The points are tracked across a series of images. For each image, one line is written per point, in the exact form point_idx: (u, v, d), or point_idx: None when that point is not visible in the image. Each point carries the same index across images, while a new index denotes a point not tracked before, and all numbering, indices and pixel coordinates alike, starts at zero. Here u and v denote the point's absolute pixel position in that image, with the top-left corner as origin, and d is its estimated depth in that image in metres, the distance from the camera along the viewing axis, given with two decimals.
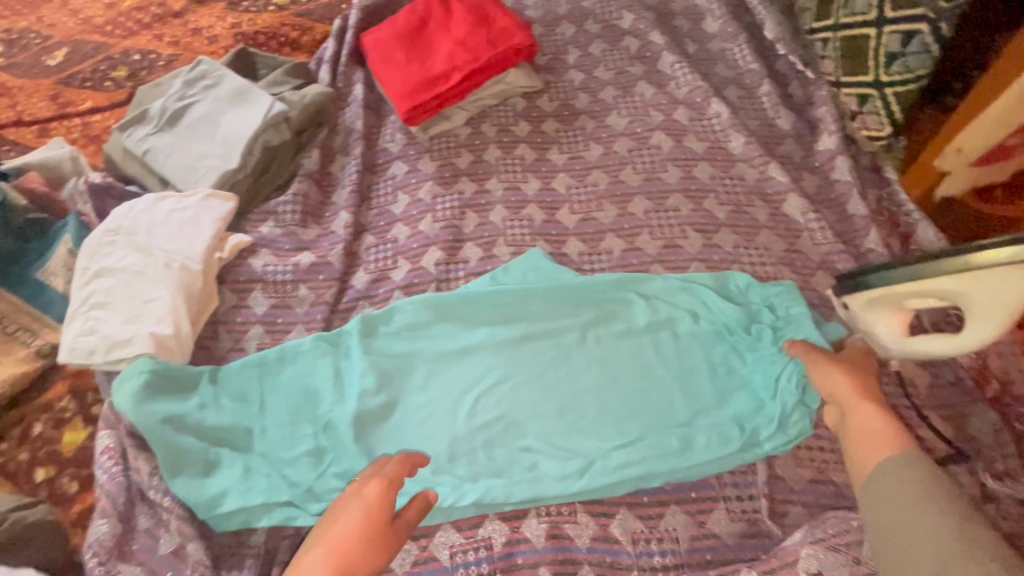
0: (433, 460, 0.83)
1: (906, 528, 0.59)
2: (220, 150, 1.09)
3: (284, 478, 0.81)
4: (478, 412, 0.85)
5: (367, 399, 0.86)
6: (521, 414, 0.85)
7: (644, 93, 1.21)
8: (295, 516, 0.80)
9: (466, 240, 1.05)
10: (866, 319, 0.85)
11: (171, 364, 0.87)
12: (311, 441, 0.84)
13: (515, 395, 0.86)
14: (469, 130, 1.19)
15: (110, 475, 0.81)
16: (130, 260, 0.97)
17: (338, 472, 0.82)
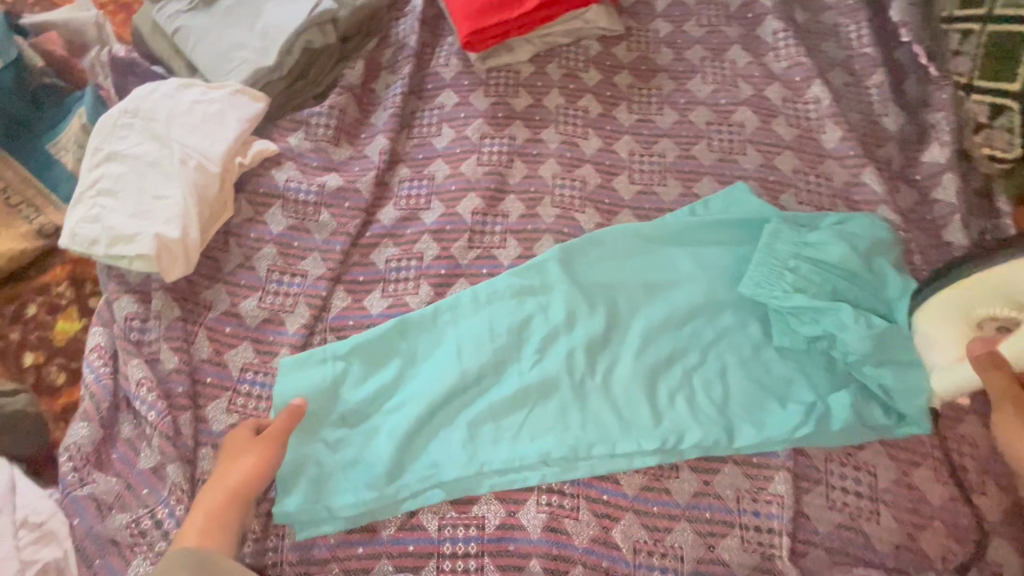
0: (460, 419, 0.79)
1: None
2: (257, 43, 0.98)
3: (330, 401, 0.78)
4: (551, 385, 0.80)
5: (436, 348, 0.83)
6: (565, 393, 0.79)
7: (737, 60, 1.06)
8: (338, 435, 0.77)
9: (509, 191, 0.95)
10: (932, 326, 0.73)
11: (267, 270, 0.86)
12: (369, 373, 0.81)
13: (568, 372, 0.80)
14: (532, 68, 1.06)
15: (98, 375, 0.78)
16: (145, 148, 0.89)
17: (376, 407, 0.79)
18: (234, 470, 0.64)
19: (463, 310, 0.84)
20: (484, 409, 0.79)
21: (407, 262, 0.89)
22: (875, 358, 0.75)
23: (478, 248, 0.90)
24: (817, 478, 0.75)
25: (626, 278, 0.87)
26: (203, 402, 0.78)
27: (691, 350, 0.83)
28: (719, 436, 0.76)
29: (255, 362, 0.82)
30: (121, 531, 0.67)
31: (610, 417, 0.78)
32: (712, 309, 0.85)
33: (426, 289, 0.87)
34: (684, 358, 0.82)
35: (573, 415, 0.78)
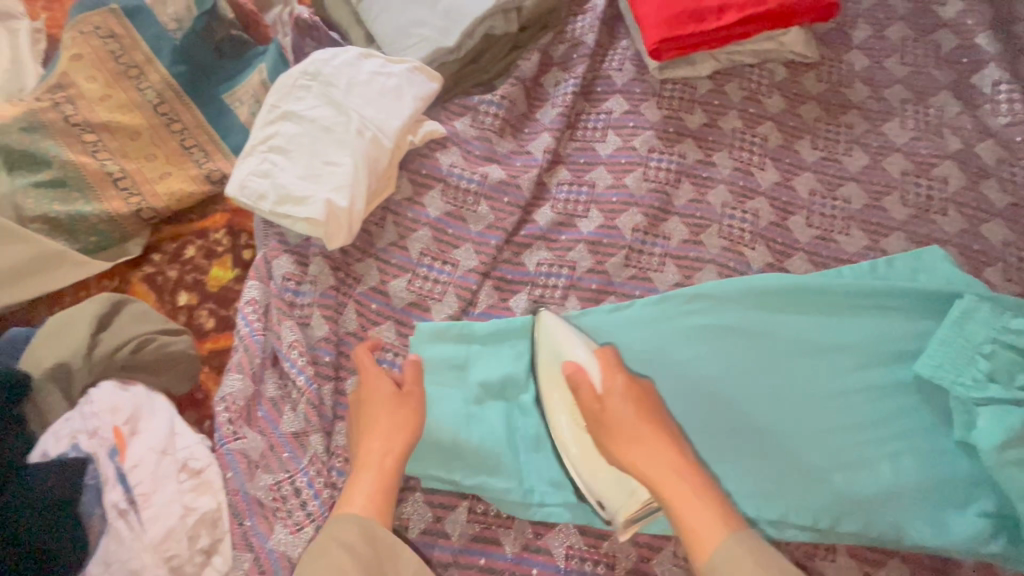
0: None
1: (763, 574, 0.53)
2: (440, 20, 0.96)
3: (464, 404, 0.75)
4: (697, 432, 0.74)
5: None
6: (711, 443, 0.74)
7: (944, 109, 0.95)
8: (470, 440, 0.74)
9: (673, 212, 0.89)
10: (549, 382, 0.75)
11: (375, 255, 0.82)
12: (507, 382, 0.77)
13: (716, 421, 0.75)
14: (711, 85, 1.00)
15: (251, 329, 0.79)
16: (320, 112, 0.90)
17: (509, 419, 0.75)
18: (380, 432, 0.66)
19: (610, 332, 0.79)
20: None
21: (559, 270, 0.86)
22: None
23: (634, 268, 0.86)
24: None
25: (794, 329, 0.78)
26: (344, 374, 0.78)
27: (858, 423, 0.74)
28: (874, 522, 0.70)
29: (396, 343, 0.81)
30: (265, 492, 0.68)
31: (756, 477, 0.73)
32: (887, 383, 0.76)
33: (575, 302, 0.84)
34: (849, 430, 0.74)
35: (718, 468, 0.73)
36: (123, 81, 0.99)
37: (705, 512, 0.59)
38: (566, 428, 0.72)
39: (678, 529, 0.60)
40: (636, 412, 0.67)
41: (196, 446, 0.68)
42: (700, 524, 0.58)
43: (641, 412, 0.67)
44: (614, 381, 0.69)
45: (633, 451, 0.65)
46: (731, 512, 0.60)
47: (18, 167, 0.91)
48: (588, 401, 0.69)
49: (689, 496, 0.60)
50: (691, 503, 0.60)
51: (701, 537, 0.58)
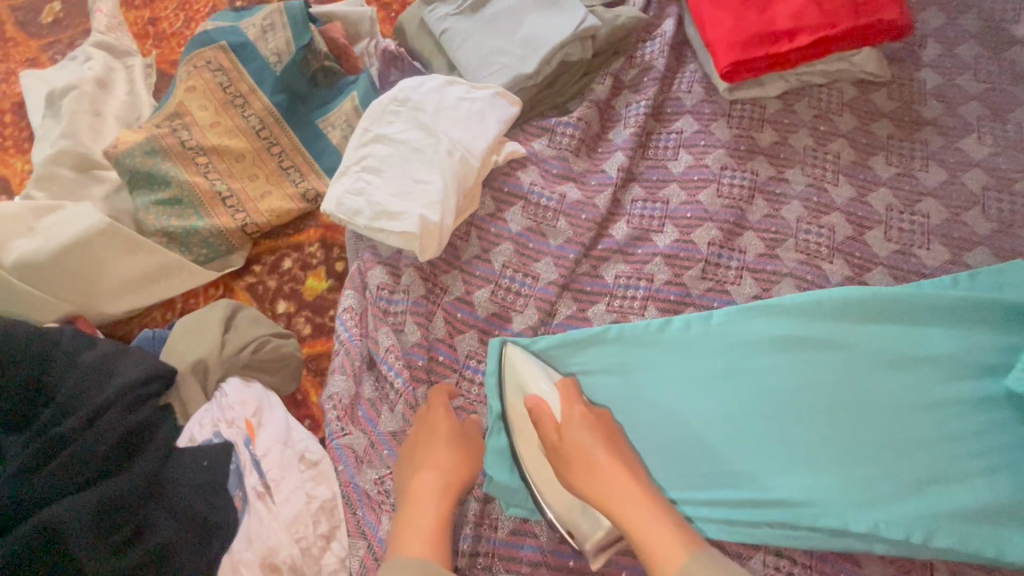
0: (678, 455, 0.76)
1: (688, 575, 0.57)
2: (519, 50, 1.03)
3: None
4: (780, 442, 0.75)
5: (656, 378, 0.81)
6: (794, 453, 0.74)
7: (1023, 124, 0.95)
8: None
9: (748, 227, 0.91)
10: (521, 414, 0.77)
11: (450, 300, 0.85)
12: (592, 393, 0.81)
13: (799, 432, 0.75)
14: (780, 105, 1.02)
15: (350, 334, 0.85)
16: (410, 135, 0.97)
17: None
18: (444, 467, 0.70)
19: (690, 342, 0.82)
20: (706, 450, 0.76)
21: (636, 282, 0.89)
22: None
23: (711, 281, 0.88)
24: None
25: (876, 342, 0.79)
26: (435, 378, 0.83)
27: (948, 437, 0.74)
28: (972, 537, 0.69)
29: (481, 350, 0.85)
30: (372, 486, 0.72)
31: (846, 487, 0.71)
32: (978, 397, 0.75)
33: (653, 312, 0.86)
34: (940, 442, 0.73)
35: (805, 478, 0.73)
36: (230, 110, 1.08)
37: (660, 531, 0.61)
38: (531, 444, 0.75)
39: (641, 553, 0.61)
40: (597, 433, 0.70)
41: (310, 439, 0.76)
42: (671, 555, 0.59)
43: (606, 446, 0.69)
44: (570, 411, 0.72)
45: (586, 481, 0.67)
46: (683, 530, 0.62)
47: (139, 186, 1.02)
48: (549, 429, 0.71)
49: (661, 519, 0.62)
50: (639, 510, 0.63)
51: (661, 558, 0.59)
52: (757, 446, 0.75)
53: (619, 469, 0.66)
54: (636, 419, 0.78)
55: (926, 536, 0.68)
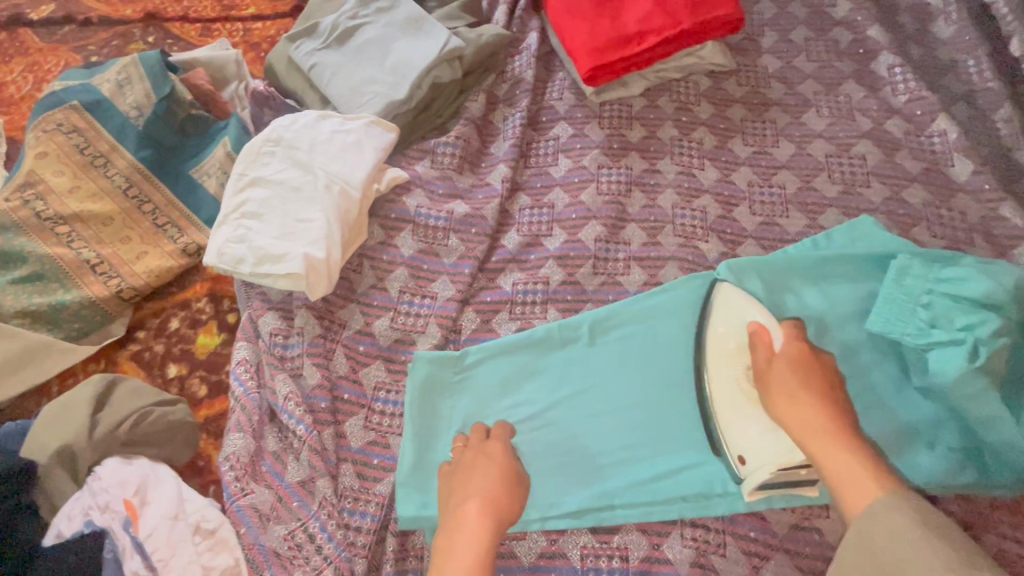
0: (588, 450, 0.77)
1: (886, 532, 0.54)
2: (388, 77, 1.04)
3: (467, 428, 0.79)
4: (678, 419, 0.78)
5: (568, 375, 0.82)
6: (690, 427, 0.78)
7: (852, 94, 1.06)
8: None
9: (630, 220, 0.96)
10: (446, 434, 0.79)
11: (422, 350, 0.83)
12: (507, 401, 0.80)
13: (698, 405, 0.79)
14: (645, 102, 1.09)
15: (246, 388, 0.81)
16: (287, 174, 0.95)
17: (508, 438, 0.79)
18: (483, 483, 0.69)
19: (594, 335, 0.84)
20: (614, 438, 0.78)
21: (534, 286, 0.90)
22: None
23: (602, 275, 0.91)
24: (985, 525, 0.73)
25: (759, 306, 0.84)
26: (341, 418, 0.80)
27: None
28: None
29: (388, 380, 0.84)
30: (280, 542, 0.71)
31: None
32: (846, 343, 0.82)
33: (554, 314, 0.88)
34: None
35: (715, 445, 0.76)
36: (89, 171, 1.01)
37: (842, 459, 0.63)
38: (723, 380, 0.77)
39: (833, 496, 0.62)
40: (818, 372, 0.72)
41: (206, 507, 0.71)
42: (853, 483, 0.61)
43: (804, 382, 0.70)
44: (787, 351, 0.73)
45: (788, 411, 0.69)
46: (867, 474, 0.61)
47: None
48: (762, 359, 0.74)
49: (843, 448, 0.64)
50: (834, 447, 0.64)
51: (850, 499, 0.60)
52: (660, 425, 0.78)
53: (814, 398, 0.68)
54: (548, 421, 0.79)
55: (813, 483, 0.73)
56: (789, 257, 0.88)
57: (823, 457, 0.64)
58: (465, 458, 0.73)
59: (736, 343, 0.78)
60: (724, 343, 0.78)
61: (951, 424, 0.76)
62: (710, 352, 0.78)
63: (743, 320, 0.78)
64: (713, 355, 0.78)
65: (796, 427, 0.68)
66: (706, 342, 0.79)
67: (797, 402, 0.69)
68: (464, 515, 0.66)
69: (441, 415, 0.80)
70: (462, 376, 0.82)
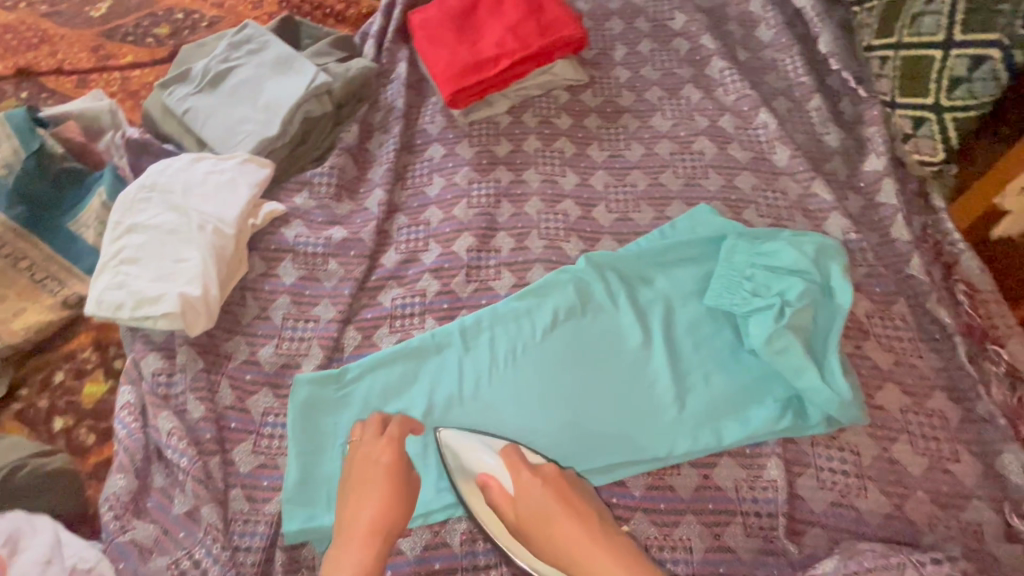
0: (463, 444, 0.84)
1: None
2: (260, 116, 1.08)
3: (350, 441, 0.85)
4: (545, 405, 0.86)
5: (444, 379, 0.88)
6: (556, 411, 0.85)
7: (691, 97, 1.19)
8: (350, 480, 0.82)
9: (499, 228, 1.04)
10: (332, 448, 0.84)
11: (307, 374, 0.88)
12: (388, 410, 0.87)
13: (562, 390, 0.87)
14: (510, 118, 1.18)
15: (130, 430, 0.83)
16: (164, 218, 0.97)
17: None
18: (369, 492, 0.72)
19: (466, 339, 0.91)
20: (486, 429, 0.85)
21: (411, 300, 0.97)
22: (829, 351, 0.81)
23: (475, 282, 0.98)
24: (807, 462, 0.81)
25: (611, 295, 0.93)
26: (230, 446, 0.84)
27: (671, 356, 0.89)
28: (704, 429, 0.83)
29: (275, 405, 0.88)
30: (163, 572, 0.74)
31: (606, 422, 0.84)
32: (689, 319, 0.93)
33: (432, 322, 0.95)
34: (671, 363, 0.88)
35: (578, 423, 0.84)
36: None
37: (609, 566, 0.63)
38: (487, 513, 0.76)
39: None
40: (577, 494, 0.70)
41: (85, 549, 0.72)
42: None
43: (560, 506, 0.68)
44: (519, 477, 0.72)
45: (557, 540, 0.66)
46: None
47: None
48: (505, 501, 0.72)
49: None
50: (604, 562, 0.63)
51: None
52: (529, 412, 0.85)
53: (574, 522, 0.66)
54: (427, 423, 0.85)
55: (661, 446, 0.82)
56: (638, 247, 0.98)
57: (596, 573, 0.63)
58: (362, 461, 0.75)
59: (470, 485, 0.78)
60: (473, 481, 0.77)
61: (777, 378, 0.87)
62: (471, 489, 0.77)
63: (483, 458, 0.77)
64: (469, 493, 0.77)
65: (565, 554, 0.65)
66: (459, 488, 0.78)
67: (553, 527, 0.67)
68: (355, 523, 0.69)
69: (326, 430, 0.85)
70: (344, 393, 0.87)
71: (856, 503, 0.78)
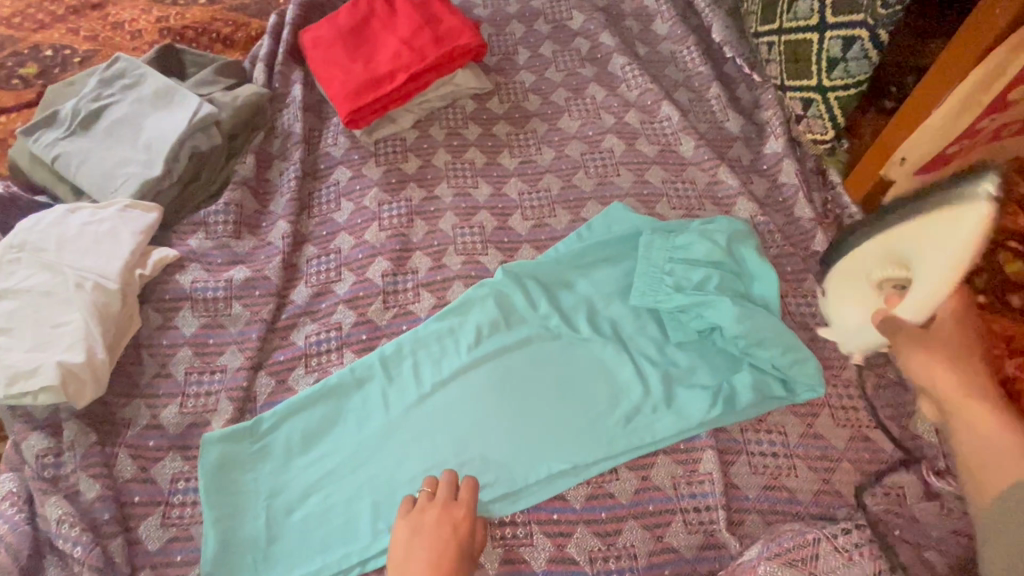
0: (394, 482, 0.79)
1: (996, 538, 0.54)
2: (141, 155, 1.00)
3: (272, 496, 0.79)
4: (477, 426, 0.82)
5: (369, 415, 0.84)
6: (488, 431, 0.82)
7: (596, 95, 1.19)
8: (275, 538, 0.76)
9: (414, 248, 1.00)
10: (251, 507, 0.78)
11: (217, 432, 0.81)
12: (310, 456, 0.81)
13: (493, 408, 0.83)
14: (416, 133, 1.14)
15: (12, 524, 0.73)
16: (36, 280, 0.87)
17: (317, 493, 0.79)
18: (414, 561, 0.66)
19: (390, 368, 0.87)
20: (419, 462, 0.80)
21: (326, 335, 0.92)
22: (754, 336, 0.82)
23: (394, 307, 0.94)
24: (738, 449, 0.82)
25: (535, 305, 0.92)
26: (134, 523, 0.76)
27: (600, 359, 0.87)
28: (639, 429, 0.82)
29: (185, 469, 0.81)
30: None
31: (540, 436, 0.82)
32: (614, 319, 0.92)
33: (351, 356, 0.90)
34: (602, 366, 0.87)
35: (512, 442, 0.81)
36: None
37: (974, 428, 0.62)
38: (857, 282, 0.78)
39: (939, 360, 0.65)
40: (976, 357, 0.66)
41: None
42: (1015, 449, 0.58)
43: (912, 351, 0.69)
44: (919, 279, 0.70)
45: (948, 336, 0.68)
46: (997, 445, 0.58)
47: None
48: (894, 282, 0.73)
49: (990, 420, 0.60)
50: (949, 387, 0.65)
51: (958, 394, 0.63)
52: (461, 437, 0.81)
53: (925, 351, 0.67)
54: (353, 463, 0.80)
55: (597, 452, 0.80)
56: (558, 251, 0.97)
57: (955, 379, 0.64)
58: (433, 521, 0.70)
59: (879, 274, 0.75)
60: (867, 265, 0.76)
61: (705, 367, 0.86)
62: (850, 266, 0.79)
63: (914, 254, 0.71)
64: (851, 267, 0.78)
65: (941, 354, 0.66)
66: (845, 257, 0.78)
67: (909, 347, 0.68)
68: None
69: (242, 490, 0.79)
70: (261, 444, 0.81)
71: (787, 483, 0.80)
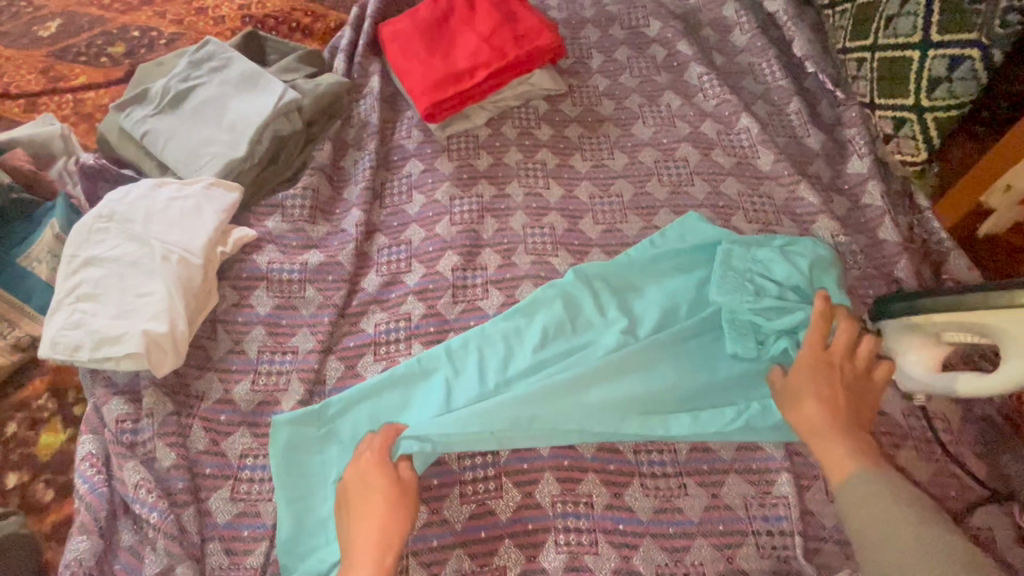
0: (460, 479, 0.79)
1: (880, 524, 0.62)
2: (226, 136, 1.03)
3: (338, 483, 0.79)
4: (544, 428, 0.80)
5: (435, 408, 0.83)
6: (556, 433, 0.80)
7: (671, 104, 1.17)
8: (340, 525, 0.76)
9: (484, 245, 1.00)
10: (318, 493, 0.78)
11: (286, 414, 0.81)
12: None
13: None
14: (489, 131, 1.14)
15: (92, 485, 0.76)
16: (123, 249, 0.89)
17: None
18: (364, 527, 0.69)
19: (457, 361, 0.86)
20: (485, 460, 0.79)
21: (396, 324, 0.92)
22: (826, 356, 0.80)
23: (462, 302, 0.94)
24: (814, 475, 0.79)
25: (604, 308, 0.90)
26: (204, 495, 0.78)
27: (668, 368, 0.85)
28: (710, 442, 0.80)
29: (255, 446, 0.82)
30: None
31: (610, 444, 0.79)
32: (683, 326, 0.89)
33: (419, 347, 0.90)
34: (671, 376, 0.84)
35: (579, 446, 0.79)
36: None
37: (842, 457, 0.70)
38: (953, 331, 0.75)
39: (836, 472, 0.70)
40: (845, 375, 0.76)
41: None
42: (819, 436, 0.72)
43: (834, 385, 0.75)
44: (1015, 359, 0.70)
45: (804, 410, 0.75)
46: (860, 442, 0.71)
47: None
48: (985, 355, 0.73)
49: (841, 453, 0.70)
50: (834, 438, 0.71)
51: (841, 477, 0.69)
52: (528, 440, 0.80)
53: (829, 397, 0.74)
54: None
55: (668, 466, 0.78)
56: (629, 256, 0.95)
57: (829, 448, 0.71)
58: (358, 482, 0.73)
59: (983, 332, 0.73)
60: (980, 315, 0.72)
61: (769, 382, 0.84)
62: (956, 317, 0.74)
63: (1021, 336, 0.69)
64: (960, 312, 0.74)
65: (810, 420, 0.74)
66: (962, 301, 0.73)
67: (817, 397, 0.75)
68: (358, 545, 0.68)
69: (310, 475, 0.79)
70: (327, 430, 0.81)
71: None
